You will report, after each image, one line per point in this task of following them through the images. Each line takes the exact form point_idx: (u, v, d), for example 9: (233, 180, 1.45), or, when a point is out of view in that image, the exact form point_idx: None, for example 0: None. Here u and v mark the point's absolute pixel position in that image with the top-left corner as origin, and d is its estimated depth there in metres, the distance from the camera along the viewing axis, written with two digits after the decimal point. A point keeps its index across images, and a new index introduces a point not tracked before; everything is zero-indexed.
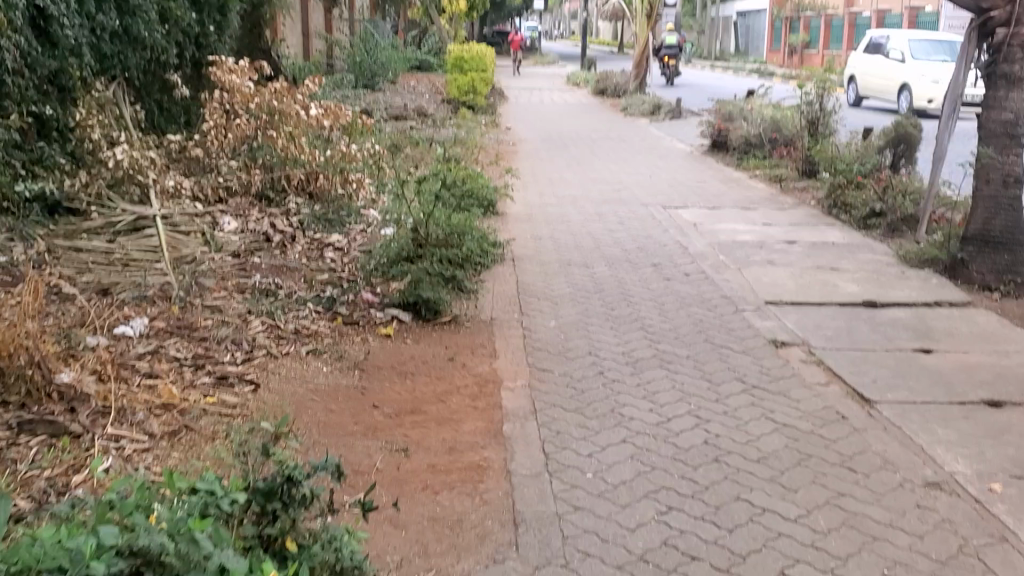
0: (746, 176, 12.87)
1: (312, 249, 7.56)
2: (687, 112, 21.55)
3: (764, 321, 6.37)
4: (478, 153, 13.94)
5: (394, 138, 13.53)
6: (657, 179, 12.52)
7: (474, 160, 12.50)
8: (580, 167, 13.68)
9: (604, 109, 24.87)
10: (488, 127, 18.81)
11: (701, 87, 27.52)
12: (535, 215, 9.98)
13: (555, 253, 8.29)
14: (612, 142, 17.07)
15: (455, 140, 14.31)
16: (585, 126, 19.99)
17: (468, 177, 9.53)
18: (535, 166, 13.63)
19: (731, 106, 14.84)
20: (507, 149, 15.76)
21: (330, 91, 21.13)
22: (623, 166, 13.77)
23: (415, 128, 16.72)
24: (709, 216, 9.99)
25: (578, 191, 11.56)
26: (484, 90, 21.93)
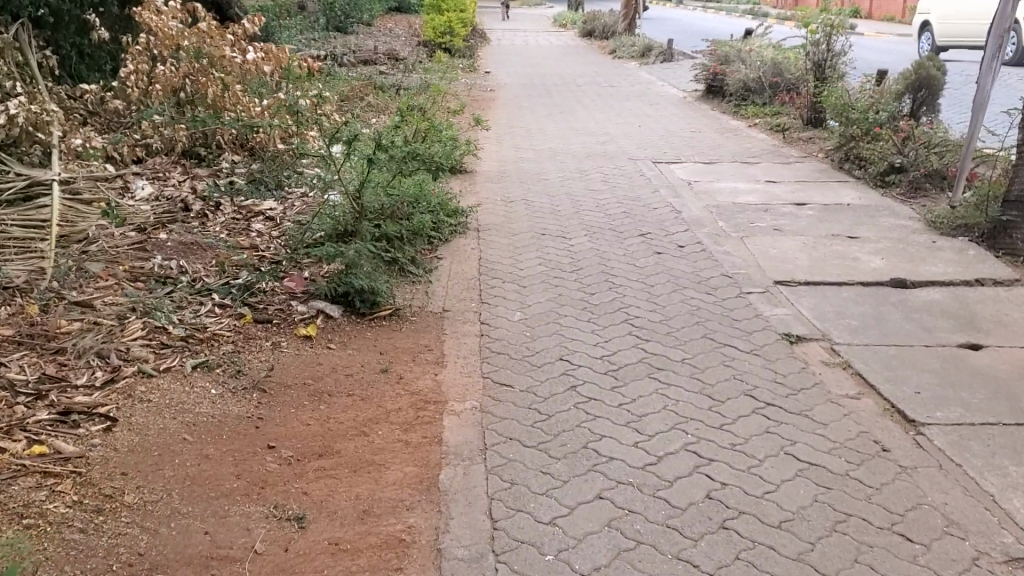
0: (744, 125, 11.67)
1: (238, 222, 6.40)
2: (679, 54, 20.20)
3: (774, 309, 5.26)
4: (449, 103, 12.68)
5: (355, 85, 12.24)
6: (646, 130, 11.31)
7: (443, 111, 11.26)
8: (561, 117, 12.45)
9: (590, 51, 23.51)
10: (464, 73, 17.46)
11: (694, 27, 26.04)
12: (507, 175, 8.80)
13: (527, 220, 7.14)
14: (597, 88, 15.82)
15: (424, 89, 13.04)
16: (569, 70, 18.65)
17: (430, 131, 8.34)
18: (512, 116, 12.38)
19: (728, 47, 13.58)
20: (483, 97, 14.47)
21: (297, 34, 19.70)
22: (609, 115, 12.54)
23: (384, 74, 15.40)
24: (704, 173, 8.84)
25: (558, 145, 10.36)
26: (462, 33, 20.49)
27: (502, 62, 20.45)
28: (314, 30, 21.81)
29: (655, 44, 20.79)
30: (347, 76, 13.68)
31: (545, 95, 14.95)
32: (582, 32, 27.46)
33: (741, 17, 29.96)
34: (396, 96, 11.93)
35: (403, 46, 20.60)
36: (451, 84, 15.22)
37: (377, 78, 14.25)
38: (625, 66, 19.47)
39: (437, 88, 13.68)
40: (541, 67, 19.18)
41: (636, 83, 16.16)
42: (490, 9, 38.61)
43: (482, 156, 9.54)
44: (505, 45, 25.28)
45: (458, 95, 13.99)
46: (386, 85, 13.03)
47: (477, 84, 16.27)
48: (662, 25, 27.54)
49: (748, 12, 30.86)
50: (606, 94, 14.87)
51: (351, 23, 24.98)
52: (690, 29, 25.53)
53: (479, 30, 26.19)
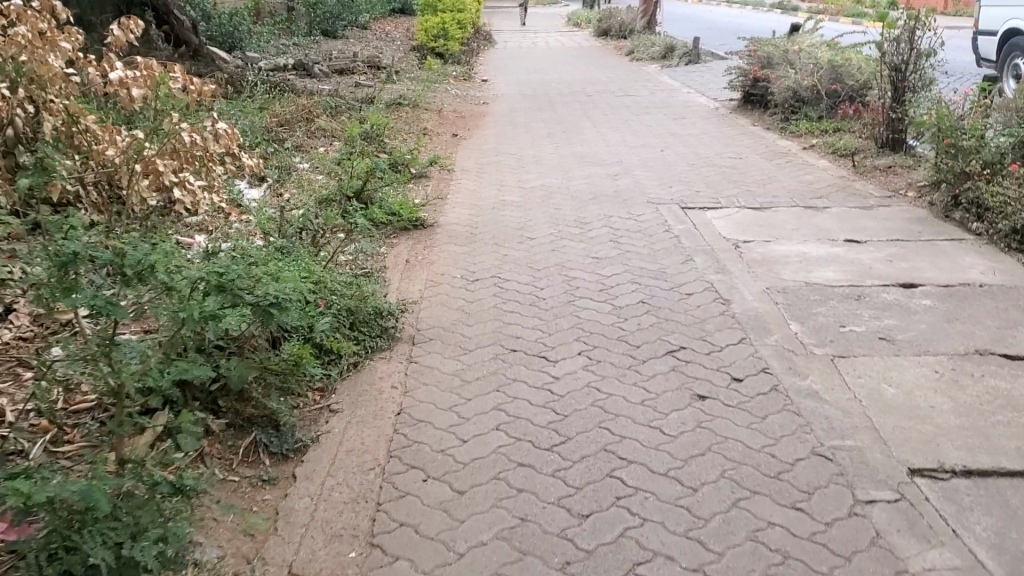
0: (797, 148, 9.15)
1: (19, 349, 4.02)
2: (707, 55, 17.63)
3: (926, 554, 2.78)
4: (424, 126, 10.25)
5: (305, 103, 9.84)
6: (670, 155, 8.83)
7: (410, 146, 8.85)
8: (564, 139, 9.99)
9: (604, 52, 21.11)
10: (455, 84, 15.05)
11: (723, 24, 23.44)
12: (479, 233, 6.33)
13: (489, 320, 4.67)
14: (612, 96, 13.41)
15: (395, 113, 10.62)
16: (579, 75, 16.17)
17: (356, 229, 6.04)
18: (501, 141, 9.92)
19: (771, 45, 11.09)
20: (472, 113, 12.02)
21: (269, 43, 17.42)
22: (624, 135, 10.04)
23: (359, 86, 13.06)
24: (755, 224, 6.37)
25: (555, 181, 7.88)
26: (457, 35, 18.09)
27: (504, 67, 18.01)
28: (293, 35, 19.54)
29: (678, 45, 18.24)
30: (305, 89, 11.28)
31: (548, 108, 12.46)
32: (596, 29, 24.94)
33: (771, 12, 27.40)
34: (355, 120, 9.52)
35: (391, 53, 18.24)
36: (435, 100, 12.80)
37: (343, 93, 11.87)
38: (645, 70, 16.94)
39: (414, 110, 11.27)
40: (547, 73, 16.69)
41: (657, 91, 13.72)
42: (500, 9, 36.23)
43: (449, 203, 7.11)
44: (510, 48, 22.83)
45: (441, 114, 11.58)
46: (348, 104, 10.62)
47: (469, 96, 13.83)
48: (686, 21, 24.97)
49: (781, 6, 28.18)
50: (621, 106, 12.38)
51: (339, 26, 22.68)
52: (716, 26, 22.99)
53: (482, 31, 23.75)
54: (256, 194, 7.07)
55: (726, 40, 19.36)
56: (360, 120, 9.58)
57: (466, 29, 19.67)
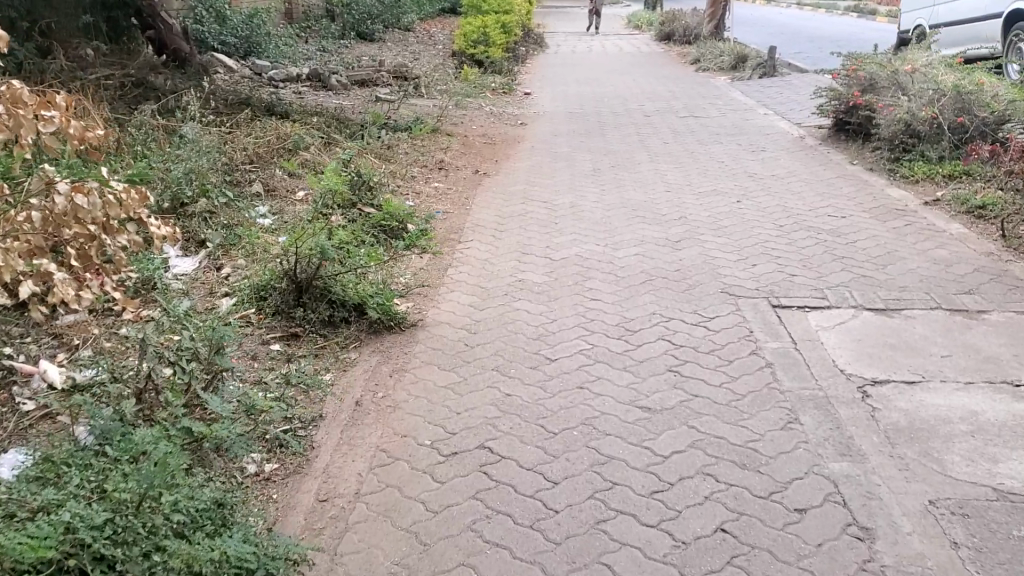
0: (915, 200, 7.05)
1: None
2: (784, 67, 15.44)
3: None
4: (439, 167, 8.38)
5: (296, 130, 8.03)
6: (749, 209, 6.81)
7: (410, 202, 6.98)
8: (613, 179, 8.04)
9: (666, 60, 19.04)
10: (493, 99, 13.18)
11: (799, 31, 21.12)
12: (477, 347, 4.39)
13: (456, 563, 2.72)
14: (674, 118, 11.39)
15: (407, 148, 8.78)
16: (637, 89, 14.13)
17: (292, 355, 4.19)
18: (535, 184, 7.99)
19: (873, 62, 8.96)
20: (507, 140, 10.14)
21: (291, 50, 15.75)
22: (689, 175, 8.04)
23: (377, 105, 11.25)
24: (883, 344, 4.33)
25: (595, 250, 5.92)
26: (500, 41, 16.19)
27: (551, 78, 16.05)
28: (324, 40, 17.90)
29: (751, 55, 16.06)
30: (305, 111, 9.50)
31: (598, 133, 10.49)
32: (658, 34, 22.88)
33: (851, 15, 25.00)
34: (352, 155, 7.68)
35: (427, 63, 16.47)
36: (464, 121, 10.91)
37: (353, 115, 10.08)
38: (712, 83, 14.82)
39: (433, 138, 9.41)
40: (600, 86, 14.69)
41: (728, 112, 11.66)
42: (556, 10, 34.26)
43: (447, 292, 5.19)
44: (562, 53, 20.85)
45: (467, 141, 9.70)
46: (353, 131, 8.81)
47: (507, 114, 11.92)
48: (758, 26, 22.68)
49: (865, 13, 25.65)
50: (684, 132, 10.36)
51: (377, 27, 20.99)
52: (793, 34, 20.79)
53: (534, 34, 21.81)
54: (187, 269, 5.26)
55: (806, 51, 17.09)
56: (360, 156, 7.75)
57: (512, 34, 17.79)
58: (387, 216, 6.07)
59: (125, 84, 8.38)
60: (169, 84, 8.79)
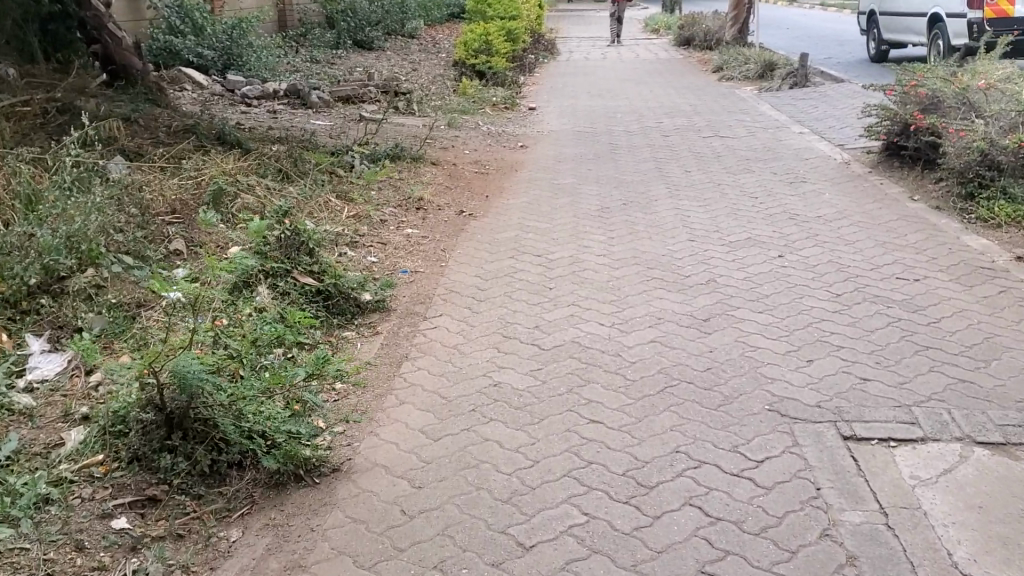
0: (1003, 253, 5.64)
1: None
2: (817, 76, 13.99)
3: None
4: (416, 211, 7.03)
5: (243, 167, 6.72)
6: (793, 268, 5.42)
7: (367, 263, 5.64)
8: (625, 222, 6.68)
9: (686, 67, 17.64)
10: (492, 117, 11.83)
11: (831, 35, 19.65)
12: (419, 514, 3.02)
13: None
14: (696, 138, 10.01)
15: (380, 187, 7.44)
16: (655, 102, 12.74)
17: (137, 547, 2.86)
18: (530, 229, 6.61)
19: (936, 76, 7.53)
20: (503, 168, 8.79)
21: (278, 63, 14.48)
22: (715, 218, 6.67)
23: (360, 128, 9.94)
24: (1014, 513, 2.95)
25: (597, 331, 4.55)
26: (505, 50, 14.84)
27: (560, 89, 14.67)
28: (316, 50, 16.65)
29: (779, 64, 14.62)
30: (267, 139, 8.20)
31: (609, 158, 9.12)
32: (677, 39, 21.49)
33: None
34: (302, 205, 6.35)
35: (425, 75, 15.16)
36: (455, 146, 9.57)
37: (325, 142, 8.78)
38: (738, 95, 13.39)
39: (414, 169, 8.07)
40: (613, 98, 13.30)
41: (758, 131, 10.27)
42: (570, 13, 32.79)
43: (394, 407, 3.82)
44: (574, 61, 19.48)
45: (457, 170, 8.36)
46: (316, 165, 7.48)
47: (507, 135, 10.58)
48: (784, 29, 21.26)
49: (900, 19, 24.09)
50: (708, 157, 8.98)
51: (376, 32, 19.69)
52: (826, 37, 19.33)
53: (544, 39, 20.44)
54: (48, 372, 3.96)
55: (839, 57, 15.62)
56: (313, 206, 6.43)
57: (519, 42, 16.45)
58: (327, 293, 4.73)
59: (47, 110, 7.11)
60: (104, 108, 7.53)
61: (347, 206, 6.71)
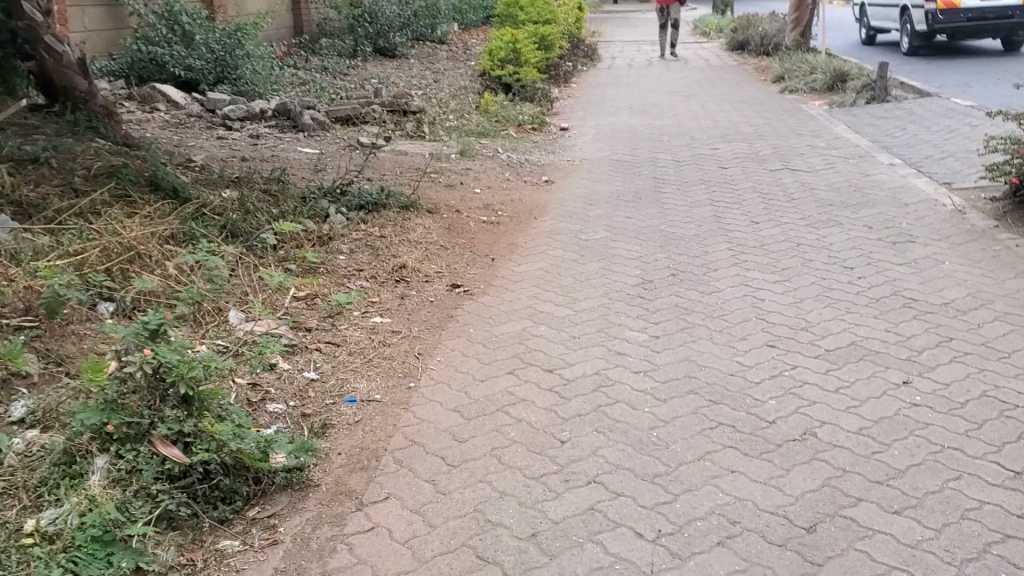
0: None
1: None
2: (897, 89, 12.09)
3: None
4: (394, 288, 5.30)
5: (157, 233, 5.05)
6: (930, 412, 3.59)
7: (297, 391, 3.92)
8: (672, 307, 4.89)
9: (740, 76, 15.72)
10: (515, 141, 10.10)
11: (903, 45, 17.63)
12: None
13: None
14: (760, 171, 8.17)
15: (351, 250, 5.72)
16: (707, 121, 10.89)
17: None
18: (544, 316, 4.84)
19: None
20: (520, 216, 7.05)
21: (278, 79, 12.85)
22: (797, 304, 4.84)
23: (353, 162, 8.27)
24: None
25: (631, 552, 2.79)
26: (535, 60, 13.08)
27: (598, 104, 12.87)
28: (327, 59, 15.03)
29: (851, 77, 12.70)
30: (221, 181, 6.54)
31: (652, 200, 7.34)
32: (730, 43, 19.57)
33: None
34: (218, 298, 4.64)
35: (445, 88, 13.46)
36: (464, 186, 7.85)
37: (300, 181, 7.12)
38: (805, 112, 11.50)
39: (402, 219, 6.34)
40: (658, 116, 11.47)
41: (835, 163, 8.42)
42: (612, 14, 30.86)
43: None
44: (616, 67, 17.64)
45: (458, 220, 6.64)
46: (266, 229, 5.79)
47: (529, 166, 8.84)
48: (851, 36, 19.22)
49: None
50: (778, 199, 7.15)
51: (399, 38, 18.01)
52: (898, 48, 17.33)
53: (583, 45, 18.61)
54: None
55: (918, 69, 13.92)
56: (238, 299, 4.73)
57: (553, 50, 14.69)
58: (196, 476, 3.05)
59: None
60: (6, 147, 5.92)
61: (297, 286, 5.01)
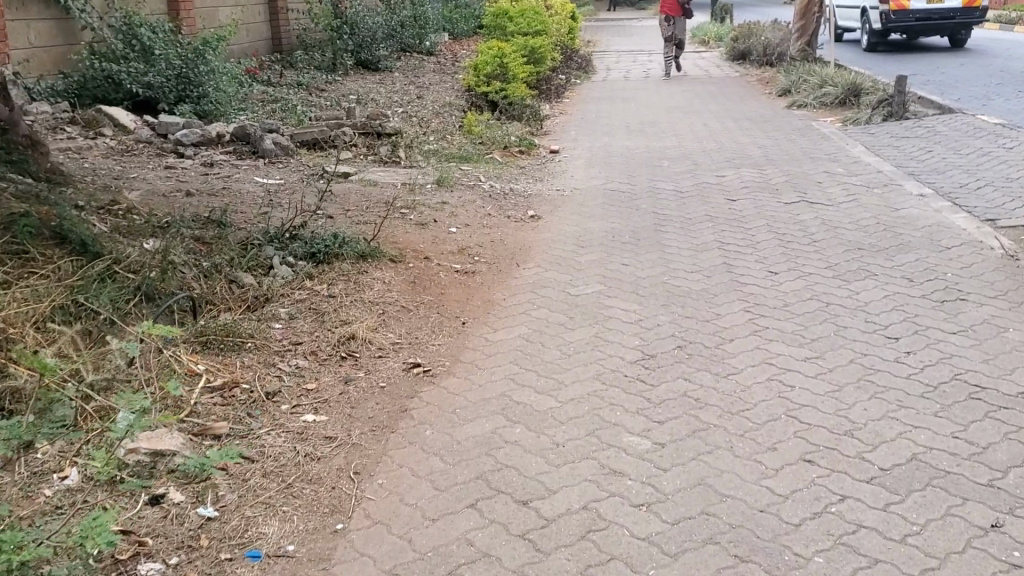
0: None
1: None
2: (915, 105, 11.15)
3: None
4: (339, 364, 4.31)
5: (37, 315, 4.12)
6: None
7: (184, 541, 2.96)
8: (680, 396, 3.91)
9: (744, 89, 14.77)
10: (500, 166, 9.15)
11: (915, 64, 16.75)
12: None
13: None
14: (774, 204, 7.21)
15: (292, 314, 4.75)
16: (711, 142, 9.95)
17: None
18: (522, 406, 3.86)
19: None
20: (500, 261, 6.08)
21: (246, 97, 11.88)
22: (837, 393, 3.88)
23: (314, 195, 7.32)
24: None
25: None
26: (524, 75, 12.12)
27: (592, 122, 11.92)
28: (304, 74, 14.06)
29: (865, 91, 11.77)
30: (147, 227, 5.59)
31: (653, 242, 6.38)
32: (731, 53, 18.65)
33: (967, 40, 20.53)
34: (105, 396, 3.68)
35: (428, 105, 12.52)
36: (438, 222, 6.88)
37: (245, 223, 6.16)
38: (817, 131, 10.56)
39: (358, 270, 5.35)
40: (657, 137, 10.52)
41: (859, 194, 7.46)
42: (609, 23, 29.95)
43: None
44: (612, 79, 16.70)
45: (426, 269, 5.66)
46: (189, 293, 4.82)
47: (514, 197, 7.89)
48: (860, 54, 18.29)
49: (984, 41, 21.12)
50: (798, 241, 6.19)
51: (383, 49, 17.05)
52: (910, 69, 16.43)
53: (576, 56, 17.67)
54: None
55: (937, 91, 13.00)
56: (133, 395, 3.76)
57: (544, 63, 13.74)
58: None
59: None
60: None
61: (213, 373, 4.04)
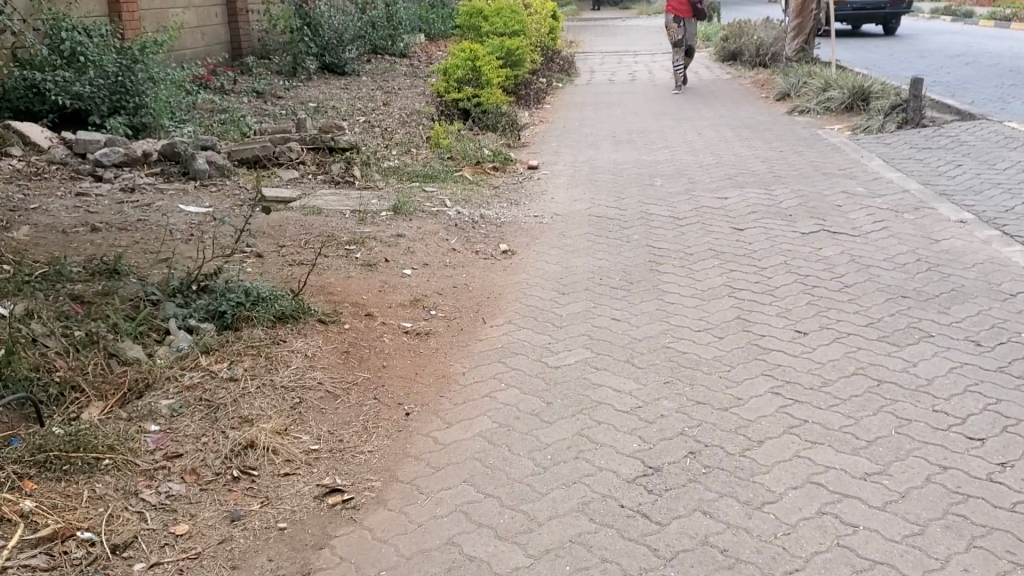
0: None
1: None
2: (931, 111, 10.07)
3: None
4: (228, 490, 3.17)
5: None
6: None
7: None
8: (699, 543, 2.77)
9: (739, 92, 13.68)
10: (470, 186, 8.00)
11: (918, 66, 15.73)
12: None
13: None
14: (791, 234, 6.09)
15: (175, 410, 3.60)
16: (708, 155, 8.83)
17: None
18: (475, 565, 2.72)
19: None
20: (462, 316, 4.91)
21: (190, 107, 10.66)
22: (921, 540, 2.75)
23: (246, 228, 6.16)
24: None
25: None
26: (498, 80, 10.94)
27: (576, 132, 10.79)
28: (260, 81, 12.86)
29: (874, 95, 10.67)
30: (11, 285, 4.40)
31: (649, 286, 5.24)
32: (722, 54, 17.56)
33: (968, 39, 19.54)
34: None
35: (394, 112, 11.34)
36: (390, 261, 5.72)
37: (147, 270, 5.00)
38: (825, 141, 9.46)
39: (274, 334, 4.19)
40: (648, 149, 9.40)
41: (888, 220, 6.36)
42: (592, 22, 28.81)
43: None
44: (597, 82, 15.58)
45: (367, 330, 4.50)
46: (44, 380, 3.63)
47: (484, 226, 6.75)
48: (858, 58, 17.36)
49: (986, 37, 20.06)
50: (827, 284, 5.06)
51: (351, 51, 15.85)
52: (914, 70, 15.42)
53: (558, 57, 16.54)
54: None
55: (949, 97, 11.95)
56: None
57: (523, 66, 12.59)
58: None
59: None
60: None
61: (44, 515, 2.88)
